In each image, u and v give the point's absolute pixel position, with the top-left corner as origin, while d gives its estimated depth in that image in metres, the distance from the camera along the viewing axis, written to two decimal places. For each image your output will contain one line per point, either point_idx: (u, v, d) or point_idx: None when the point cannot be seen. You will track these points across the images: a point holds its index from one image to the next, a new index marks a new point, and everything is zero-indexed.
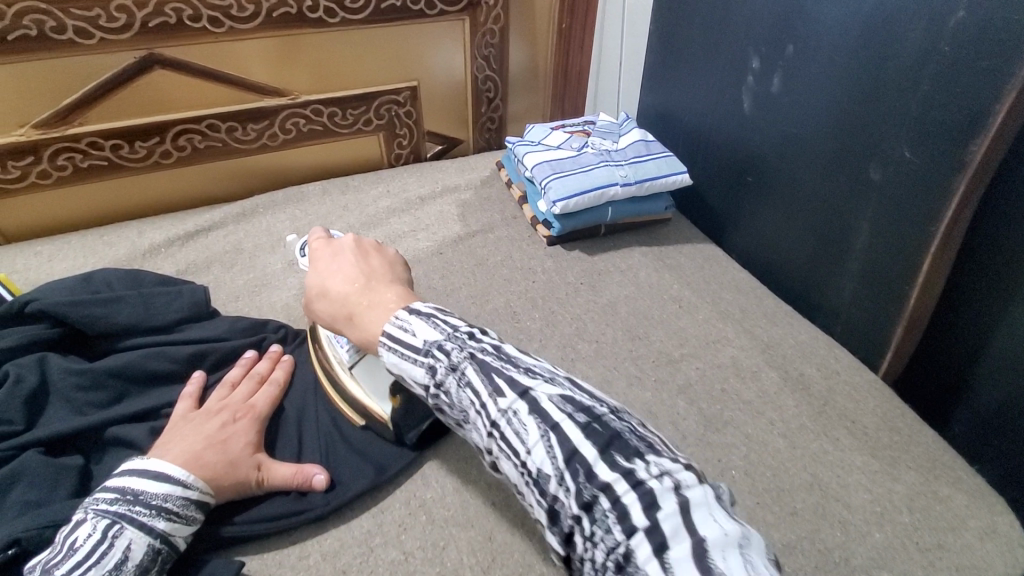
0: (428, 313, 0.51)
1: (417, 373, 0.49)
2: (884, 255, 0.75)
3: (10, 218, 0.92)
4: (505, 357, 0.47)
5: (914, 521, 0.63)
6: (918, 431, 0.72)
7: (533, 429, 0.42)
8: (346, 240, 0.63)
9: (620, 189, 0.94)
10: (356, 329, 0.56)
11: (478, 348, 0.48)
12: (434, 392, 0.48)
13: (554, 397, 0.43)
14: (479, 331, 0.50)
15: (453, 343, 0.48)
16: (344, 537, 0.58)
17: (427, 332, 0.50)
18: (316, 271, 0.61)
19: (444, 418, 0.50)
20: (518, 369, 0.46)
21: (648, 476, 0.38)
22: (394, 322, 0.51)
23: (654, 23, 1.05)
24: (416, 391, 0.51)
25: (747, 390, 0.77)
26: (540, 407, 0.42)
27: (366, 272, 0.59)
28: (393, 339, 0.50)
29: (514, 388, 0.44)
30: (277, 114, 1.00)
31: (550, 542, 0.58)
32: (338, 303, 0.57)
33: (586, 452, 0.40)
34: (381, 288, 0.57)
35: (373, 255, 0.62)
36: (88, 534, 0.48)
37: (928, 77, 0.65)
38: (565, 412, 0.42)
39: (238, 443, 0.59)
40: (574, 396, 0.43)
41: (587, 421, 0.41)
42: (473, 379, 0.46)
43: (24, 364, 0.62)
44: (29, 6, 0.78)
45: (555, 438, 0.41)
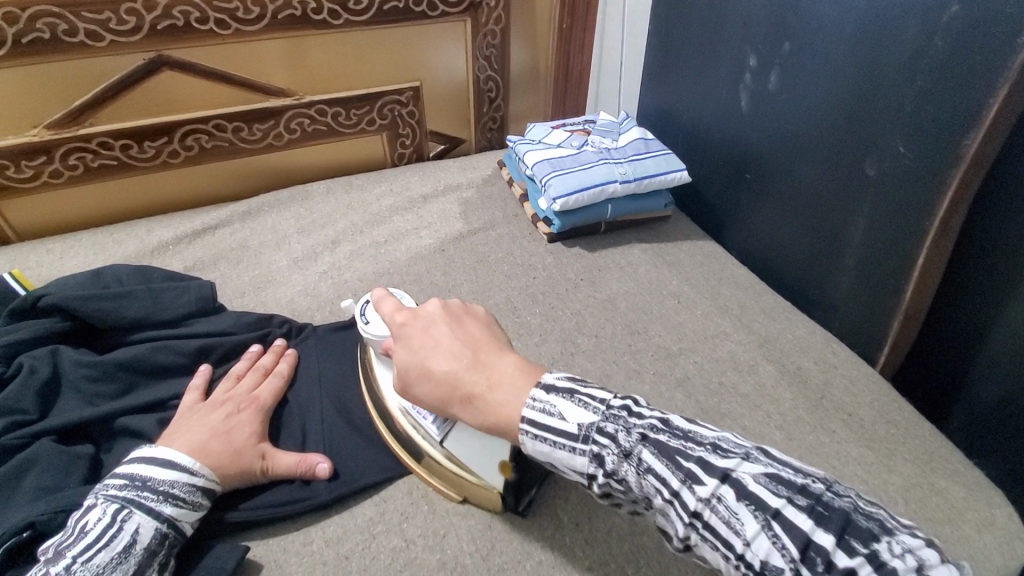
0: (570, 390, 0.49)
1: (579, 462, 0.47)
2: (881, 250, 0.75)
3: (23, 217, 0.94)
4: (682, 435, 0.45)
5: (910, 512, 0.64)
6: (915, 424, 0.73)
7: (750, 519, 0.39)
8: (433, 307, 0.59)
9: (619, 186, 0.95)
10: (478, 415, 0.52)
11: (646, 427, 0.46)
12: (605, 480, 0.46)
13: (758, 478, 0.41)
14: (632, 404, 0.49)
15: (615, 426, 0.47)
16: (346, 525, 0.60)
17: (575, 413, 0.48)
18: (410, 349, 0.57)
19: (612, 502, 0.48)
20: (705, 448, 0.44)
21: (893, 557, 0.36)
22: (534, 405, 0.49)
23: (653, 22, 1.06)
24: (572, 478, 0.49)
25: (744, 383, 0.77)
26: (750, 491, 0.40)
27: (470, 343, 0.56)
28: (536, 424, 0.48)
29: (711, 473, 0.41)
30: (282, 114, 1.02)
31: (550, 531, 0.59)
32: (448, 384, 0.54)
33: (822, 539, 0.37)
34: (492, 362, 0.54)
35: (467, 320, 0.59)
36: (98, 517, 0.50)
37: (923, 72, 0.65)
38: (779, 495, 0.39)
39: (243, 433, 0.60)
40: (779, 472, 0.41)
41: (809, 502, 0.39)
42: (655, 464, 0.43)
43: (37, 355, 0.64)
44: (42, 10, 0.80)
45: (779, 526, 0.38)
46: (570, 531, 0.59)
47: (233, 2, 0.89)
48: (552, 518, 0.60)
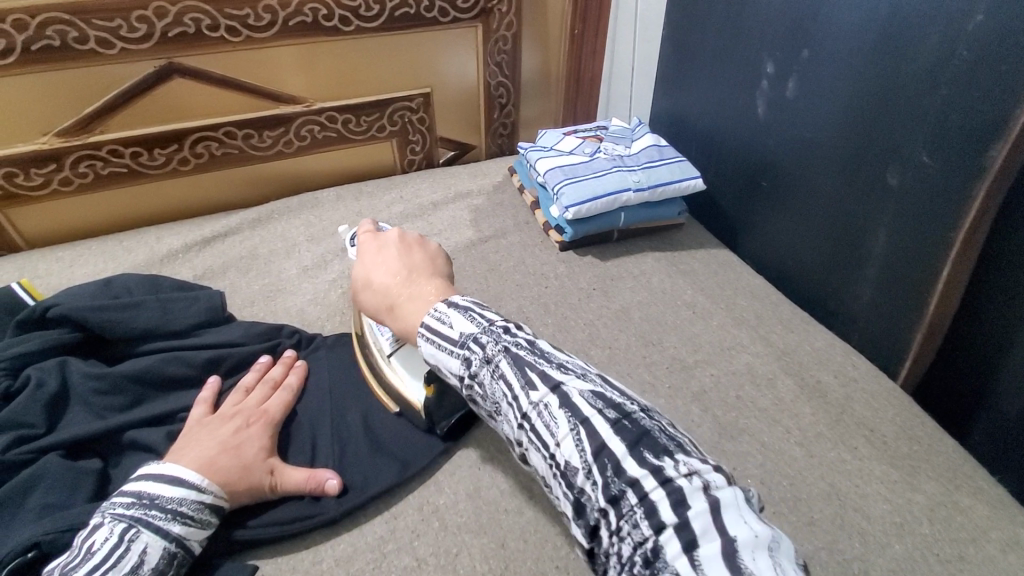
0: (466, 306, 0.53)
1: (453, 365, 0.51)
2: (903, 261, 0.74)
3: (33, 224, 0.94)
4: (539, 352, 0.48)
5: (935, 532, 0.62)
6: (939, 440, 0.71)
7: (563, 422, 0.43)
8: (390, 234, 0.65)
9: (632, 194, 0.94)
10: (396, 322, 0.58)
11: (512, 342, 0.48)
12: (468, 383, 0.50)
13: (585, 393, 0.44)
14: (514, 326, 0.51)
15: (488, 336, 0.49)
16: (356, 543, 0.59)
17: (462, 324, 0.51)
18: (362, 265, 0.63)
19: (476, 409, 0.52)
20: (552, 364, 0.47)
21: (673, 472, 0.39)
22: (432, 314, 0.53)
23: (667, 28, 1.05)
24: (450, 380, 0.53)
25: (763, 397, 0.76)
26: (571, 402, 0.44)
27: (408, 265, 0.61)
28: (430, 329, 0.53)
29: (546, 382, 0.45)
30: (292, 122, 1.01)
31: (563, 550, 0.58)
32: (380, 295, 0.60)
33: (614, 447, 0.41)
34: (421, 281, 0.59)
35: (416, 249, 0.64)
36: (105, 537, 0.48)
37: (948, 81, 0.64)
38: (595, 407, 0.43)
39: (252, 448, 0.59)
40: (604, 392, 0.45)
41: (617, 418, 0.42)
42: (507, 372, 0.47)
43: (45, 367, 0.63)
44: (52, 17, 0.79)
45: (584, 432, 0.42)
46: None
47: (243, 9, 0.89)
48: (565, 536, 0.59)
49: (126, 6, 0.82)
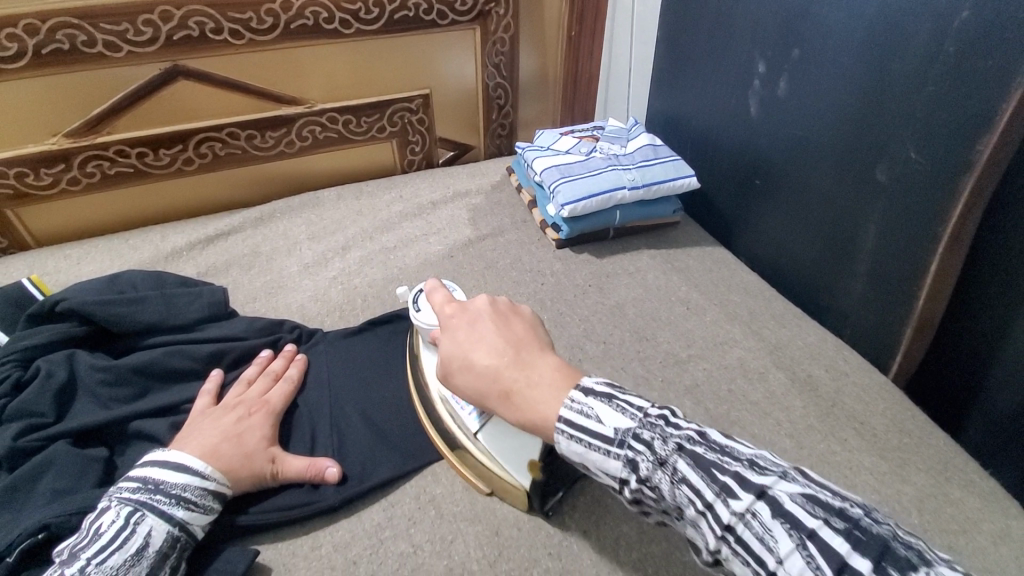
0: (608, 394, 0.49)
1: (612, 466, 0.46)
2: (893, 256, 0.75)
3: (42, 223, 0.96)
4: (718, 448, 0.43)
5: (923, 522, 0.63)
6: (927, 432, 0.72)
7: (784, 537, 0.37)
8: (481, 303, 0.59)
9: (628, 193, 0.95)
10: (516, 411, 0.52)
11: (682, 437, 0.44)
12: (636, 487, 0.45)
13: (796, 496, 0.38)
14: (670, 414, 0.47)
15: (650, 433, 0.45)
16: (355, 529, 0.60)
17: (614, 418, 0.47)
18: (454, 341, 0.57)
19: (644, 513, 0.47)
20: (740, 462, 0.42)
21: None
22: (572, 406, 0.48)
23: (661, 29, 1.06)
24: (606, 482, 0.47)
25: (754, 390, 0.77)
26: (784, 509, 0.38)
27: (512, 340, 0.55)
28: (574, 425, 0.48)
29: (747, 488, 0.39)
30: (294, 122, 1.04)
31: (557, 538, 0.59)
32: (488, 379, 0.53)
33: (860, 564, 0.34)
34: (534, 361, 0.53)
35: (513, 318, 0.58)
36: (112, 520, 0.50)
37: (934, 78, 0.65)
38: (818, 517, 0.37)
39: (253, 437, 0.61)
40: (815, 493, 0.39)
41: (845, 526, 0.36)
42: (688, 474, 0.42)
43: (54, 359, 0.65)
44: (62, 22, 0.81)
45: (815, 548, 0.36)
46: (578, 538, 0.59)
47: (247, 13, 0.91)
48: (559, 525, 0.61)
49: (132, 10, 0.84)
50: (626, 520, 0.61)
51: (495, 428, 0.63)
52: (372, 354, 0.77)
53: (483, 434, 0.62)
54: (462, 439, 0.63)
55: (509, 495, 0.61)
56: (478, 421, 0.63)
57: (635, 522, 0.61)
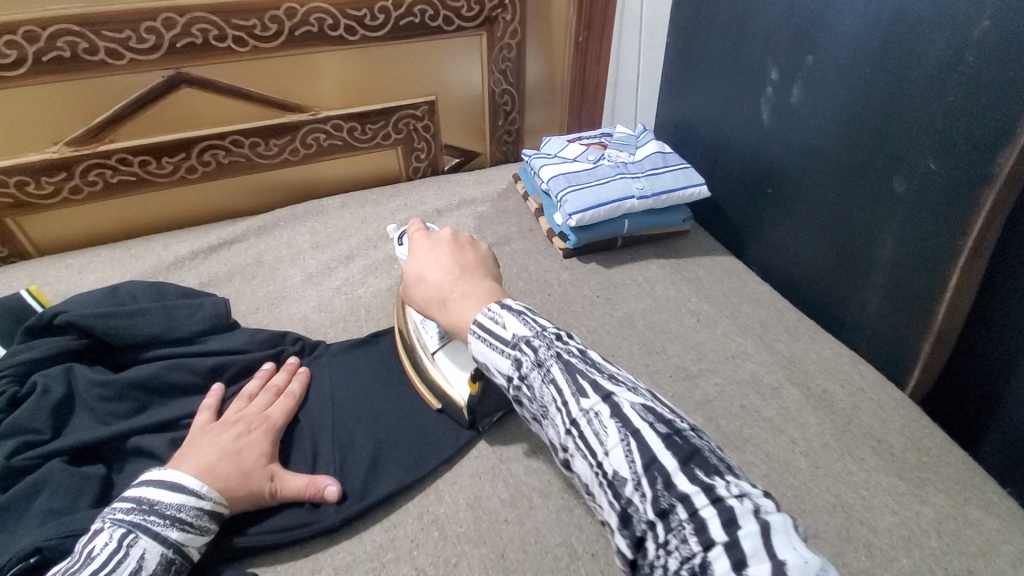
0: (519, 310, 0.55)
1: (503, 364, 0.53)
2: (910, 268, 0.73)
3: (43, 231, 0.96)
4: (591, 363, 0.50)
5: (943, 546, 0.60)
6: (948, 451, 0.69)
7: (614, 434, 0.45)
8: (444, 233, 0.68)
9: (636, 201, 0.93)
10: (448, 318, 0.60)
11: (564, 348, 0.51)
12: (516, 384, 0.52)
13: (635, 406, 0.46)
14: (565, 335, 0.53)
15: (540, 340, 0.52)
16: (356, 551, 0.58)
17: (515, 326, 0.54)
18: (414, 261, 0.66)
19: (521, 411, 0.54)
20: (603, 373, 0.49)
21: (723, 490, 0.41)
22: (486, 314, 0.55)
23: (671, 34, 1.05)
24: (496, 380, 0.55)
25: (767, 406, 0.75)
26: (623, 413, 0.46)
27: (461, 263, 0.64)
28: (482, 328, 0.55)
29: (598, 391, 0.47)
30: (298, 130, 1.02)
31: (563, 561, 0.58)
32: (432, 291, 0.62)
33: (666, 463, 0.43)
34: (473, 280, 0.61)
35: (468, 249, 0.66)
36: (105, 542, 0.49)
37: (954, 87, 0.63)
38: (645, 421, 0.45)
39: (252, 455, 0.59)
40: (654, 407, 0.47)
41: (669, 434, 0.45)
42: (558, 377, 0.49)
43: (52, 374, 0.64)
44: (62, 29, 0.81)
45: (634, 445, 0.44)
46: (585, 561, 0.57)
47: (250, 20, 0.90)
48: (565, 547, 0.59)
49: (135, 17, 0.83)
50: None
51: (452, 348, 0.70)
52: (377, 367, 0.76)
53: (441, 353, 0.70)
54: (422, 358, 0.71)
55: (451, 409, 0.68)
56: (438, 342, 0.70)
57: None
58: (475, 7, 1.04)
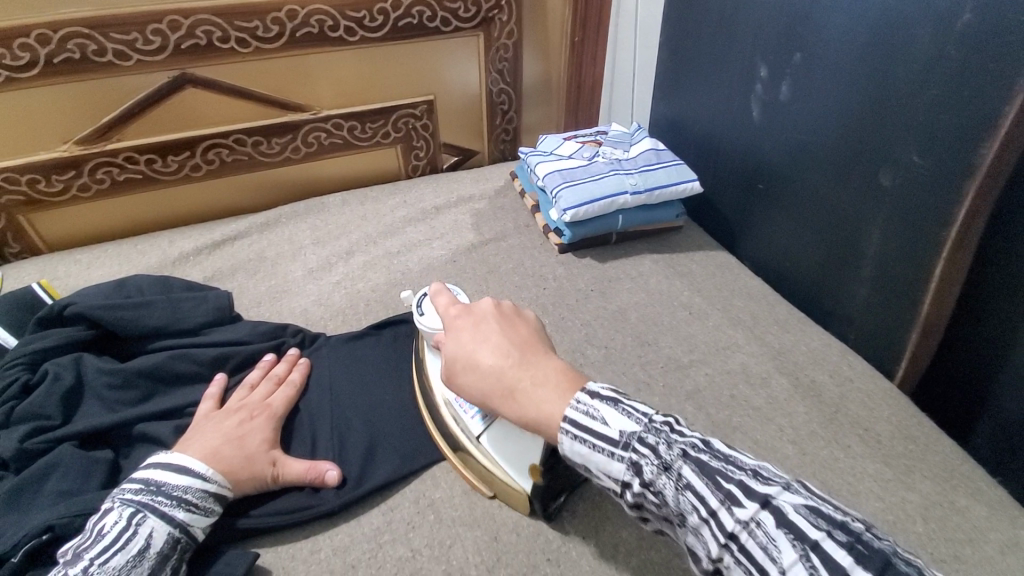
0: (614, 398, 0.48)
1: (615, 469, 0.45)
2: (898, 260, 0.74)
3: (53, 228, 0.98)
4: (723, 457, 0.42)
5: (929, 531, 0.62)
6: (933, 439, 0.71)
7: (787, 547, 0.36)
8: (486, 305, 0.60)
9: (630, 198, 0.95)
10: (519, 411, 0.51)
11: (686, 443, 0.44)
12: (638, 491, 0.44)
13: (800, 507, 0.37)
14: (674, 422, 0.46)
15: (654, 437, 0.45)
16: (354, 533, 0.61)
17: (619, 420, 0.46)
18: (459, 342, 0.58)
19: (644, 517, 0.46)
20: (745, 471, 0.41)
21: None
22: (576, 408, 0.48)
23: (664, 34, 1.07)
24: (607, 485, 0.47)
25: (756, 396, 0.77)
26: (789, 520, 0.36)
27: (517, 341, 0.55)
28: (576, 425, 0.47)
29: (751, 496, 0.39)
30: (300, 129, 1.05)
31: (556, 544, 0.59)
32: (492, 379, 0.53)
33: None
34: (537, 362, 0.53)
35: (518, 322, 0.58)
36: (114, 521, 0.51)
37: (938, 82, 0.64)
38: (822, 528, 0.35)
39: (255, 440, 0.62)
40: (821, 506, 0.37)
41: (850, 540, 0.35)
42: (692, 480, 0.41)
43: (62, 362, 0.67)
44: (72, 32, 0.83)
45: (819, 561, 0.34)
46: (577, 544, 0.59)
47: (253, 21, 0.92)
48: (558, 531, 0.60)
49: (142, 20, 0.86)
50: (626, 526, 0.61)
51: (498, 432, 0.62)
52: (374, 358, 0.78)
53: (487, 438, 0.62)
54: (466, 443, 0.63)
55: (514, 499, 0.61)
56: (482, 424, 0.63)
57: (636, 528, 0.61)
58: (473, 8, 1.07)
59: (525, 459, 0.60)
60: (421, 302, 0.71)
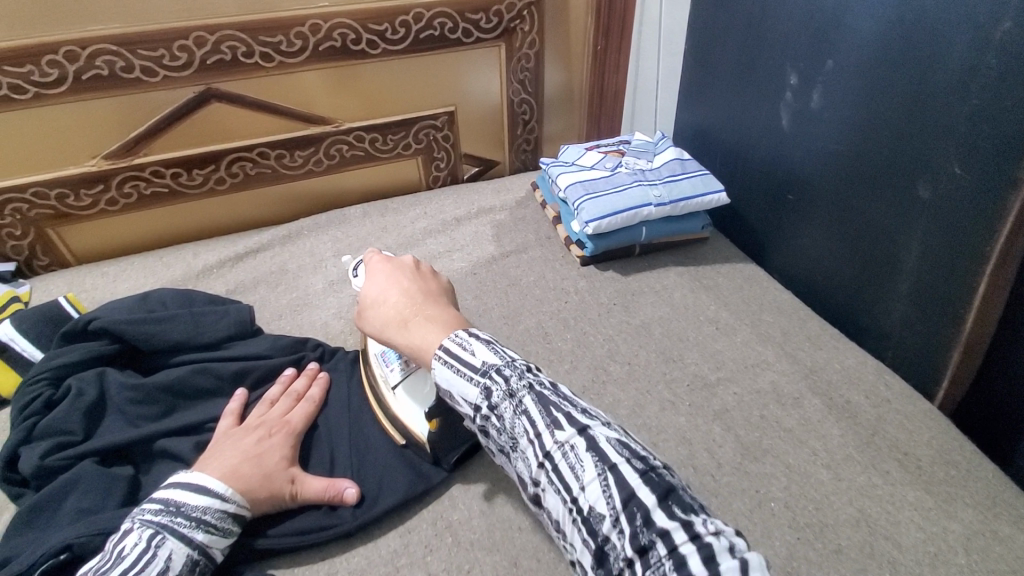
0: (489, 339, 0.56)
1: (470, 393, 0.53)
2: (936, 274, 0.71)
3: (82, 242, 1.00)
4: (564, 396, 0.52)
5: (973, 564, 0.58)
6: (978, 465, 0.67)
7: (591, 468, 0.46)
8: (406, 259, 0.68)
9: (653, 209, 0.93)
10: (407, 339, 0.59)
11: (537, 381, 0.53)
12: (484, 414, 0.52)
13: (609, 440, 0.48)
14: (534, 367, 0.55)
15: (511, 371, 0.53)
16: (371, 556, 0.59)
17: (484, 354, 0.54)
18: (373, 284, 0.65)
19: (487, 443, 0.55)
20: (578, 409, 0.51)
21: (701, 528, 0.42)
22: (454, 340, 0.55)
23: (689, 41, 1.04)
24: (462, 410, 0.55)
25: (788, 417, 0.73)
26: (598, 447, 0.47)
27: (423, 289, 0.64)
28: (448, 353, 0.54)
29: (573, 424, 0.49)
30: (322, 141, 1.05)
31: (577, 571, 0.57)
32: (393, 312, 0.61)
33: (643, 497, 0.44)
34: (435, 306, 0.61)
35: (429, 278, 0.66)
36: (134, 542, 0.50)
37: (978, 90, 0.61)
38: (621, 456, 0.47)
39: (273, 458, 0.61)
40: (627, 443, 0.49)
41: (642, 469, 0.46)
42: (531, 408, 0.50)
43: (85, 377, 0.67)
44: (100, 49, 0.85)
45: (612, 479, 0.45)
46: None
47: (277, 36, 0.93)
48: None
49: (168, 37, 0.87)
50: None
51: (412, 381, 0.68)
52: None
53: (401, 388, 0.68)
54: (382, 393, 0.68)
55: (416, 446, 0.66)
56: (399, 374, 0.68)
57: None
58: (494, 19, 1.06)
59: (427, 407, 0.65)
60: (358, 267, 0.75)
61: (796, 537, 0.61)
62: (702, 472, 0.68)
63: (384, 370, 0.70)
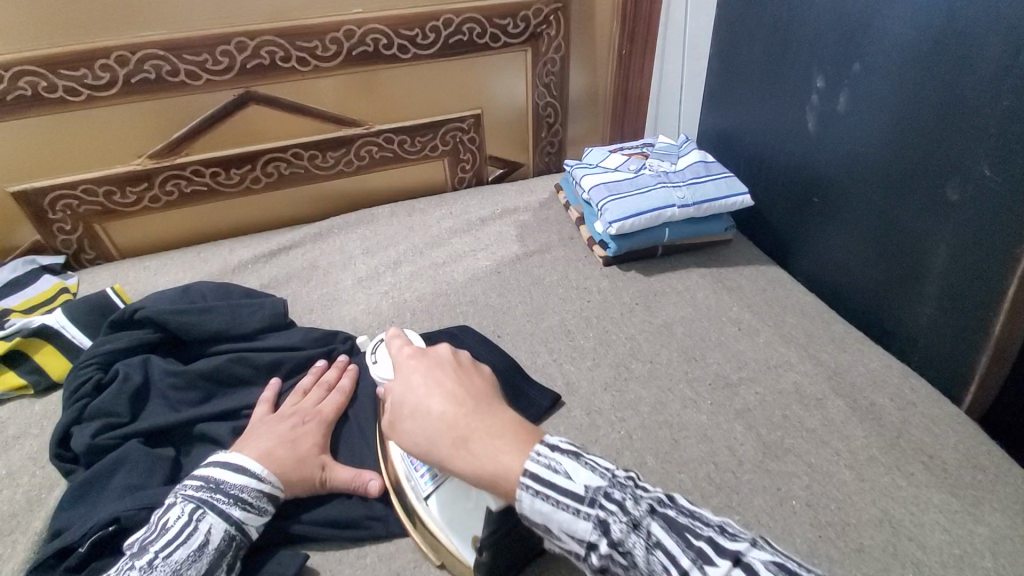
0: (579, 453, 0.47)
1: (580, 528, 0.44)
2: (966, 277, 0.70)
3: (125, 238, 1.05)
4: (689, 513, 0.44)
5: (998, 567, 0.58)
6: (1006, 469, 0.66)
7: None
8: (444, 352, 0.56)
9: (677, 210, 0.94)
10: (470, 463, 0.48)
11: (652, 499, 0.45)
12: (606, 552, 0.43)
13: (769, 565, 0.39)
14: (639, 480, 0.47)
15: (621, 492, 0.45)
16: (399, 540, 0.62)
17: (585, 476, 0.46)
18: (410, 388, 0.53)
19: None
20: (712, 528, 0.43)
21: None
22: (539, 460, 0.46)
23: (715, 45, 1.05)
24: (571, 547, 0.45)
25: (811, 417, 0.74)
26: None
27: (472, 392, 0.52)
28: (542, 481, 0.46)
29: (722, 554, 0.41)
30: (353, 143, 1.09)
31: None
32: (443, 427, 0.50)
33: None
34: (494, 414, 0.50)
35: (473, 373, 0.55)
36: (177, 515, 0.54)
37: (1008, 91, 0.61)
38: None
39: (306, 443, 0.64)
40: (786, 562, 0.40)
41: None
42: (662, 537, 0.42)
43: (132, 363, 0.71)
44: (150, 53, 0.90)
45: None
46: None
47: (313, 41, 0.97)
48: None
49: (212, 42, 0.91)
50: None
51: (449, 491, 0.60)
52: None
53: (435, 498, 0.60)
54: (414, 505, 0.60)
55: (459, 571, 0.58)
56: (432, 485, 0.60)
57: None
58: (521, 24, 1.09)
59: (470, 529, 0.58)
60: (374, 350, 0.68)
61: (818, 536, 0.62)
62: (723, 469, 0.68)
63: (413, 477, 0.61)
